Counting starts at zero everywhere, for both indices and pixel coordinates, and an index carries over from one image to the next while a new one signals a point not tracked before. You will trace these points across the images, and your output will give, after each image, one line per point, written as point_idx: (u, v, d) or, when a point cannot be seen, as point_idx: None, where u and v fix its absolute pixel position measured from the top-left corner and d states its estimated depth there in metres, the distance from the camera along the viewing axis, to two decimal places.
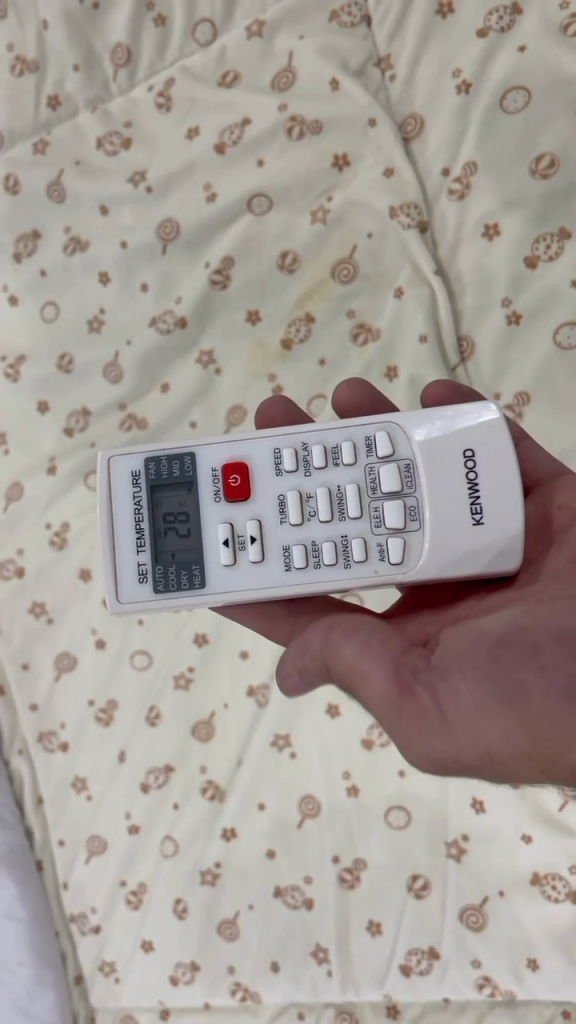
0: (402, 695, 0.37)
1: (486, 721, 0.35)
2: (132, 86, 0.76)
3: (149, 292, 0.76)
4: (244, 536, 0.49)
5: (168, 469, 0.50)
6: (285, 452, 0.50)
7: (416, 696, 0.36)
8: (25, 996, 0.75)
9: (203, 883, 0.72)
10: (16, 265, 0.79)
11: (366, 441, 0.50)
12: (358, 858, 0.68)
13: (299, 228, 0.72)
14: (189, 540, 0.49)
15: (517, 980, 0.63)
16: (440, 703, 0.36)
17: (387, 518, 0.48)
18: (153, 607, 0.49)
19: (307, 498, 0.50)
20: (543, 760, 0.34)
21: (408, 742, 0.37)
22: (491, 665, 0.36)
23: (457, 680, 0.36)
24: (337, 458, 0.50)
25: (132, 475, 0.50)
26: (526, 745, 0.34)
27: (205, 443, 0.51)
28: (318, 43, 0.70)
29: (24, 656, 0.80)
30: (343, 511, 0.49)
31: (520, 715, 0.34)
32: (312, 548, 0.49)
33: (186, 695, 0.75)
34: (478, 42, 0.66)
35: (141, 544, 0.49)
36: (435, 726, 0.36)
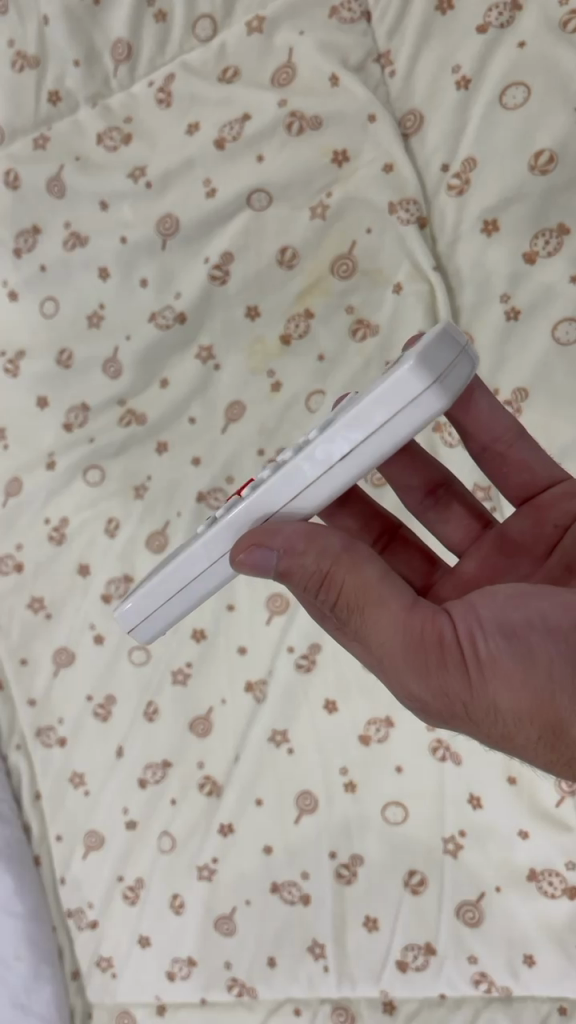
0: (420, 635, 0.38)
1: (499, 675, 0.36)
2: (132, 82, 0.77)
3: (148, 288, 0.77)
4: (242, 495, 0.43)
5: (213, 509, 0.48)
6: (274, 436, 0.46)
7: (438, 634, 0.38)
8: (22, 993, 0.73)
9: (200, 879, 0.72)
10: (16, 262, 0.79)
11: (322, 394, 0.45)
12: (355, 854, 0.68)
13: (298, 224, 0.72)
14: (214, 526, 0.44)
15: (514, 977, 0.62)
16: (461, 645, 0.37)
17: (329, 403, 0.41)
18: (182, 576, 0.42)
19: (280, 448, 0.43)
20: (543, 723, 0.36)
21: (417, 674, 0.37)
22: (509, 622, 0.37)
23: (478, 629, 0.37)
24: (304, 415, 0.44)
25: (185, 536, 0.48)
26: (529, 705, 0.36)
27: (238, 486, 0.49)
28: (318, 39, 0.70)
29: (23, 651, 0.81)
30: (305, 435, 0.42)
31: (534, 681, 0.36)
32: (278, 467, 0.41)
33: (183, 692, 0.75)
34: (477, 38, 0.65)
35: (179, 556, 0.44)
36: (451, 667, 0.37)
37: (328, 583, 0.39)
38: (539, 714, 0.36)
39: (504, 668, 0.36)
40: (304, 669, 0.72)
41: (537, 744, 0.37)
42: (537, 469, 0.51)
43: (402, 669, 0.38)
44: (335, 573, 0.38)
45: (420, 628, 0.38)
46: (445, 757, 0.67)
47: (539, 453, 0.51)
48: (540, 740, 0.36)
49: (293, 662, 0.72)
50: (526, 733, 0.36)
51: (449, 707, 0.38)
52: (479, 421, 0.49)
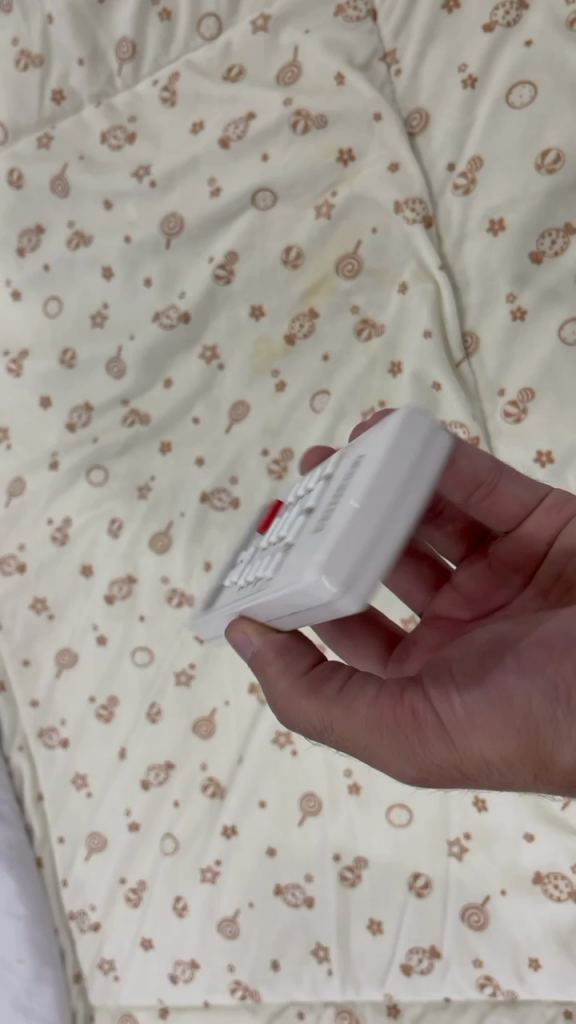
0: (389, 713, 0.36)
1: (482, 728, 0.34)
2: (137, 81, 0.76)
3: (152, 288, 0.76)
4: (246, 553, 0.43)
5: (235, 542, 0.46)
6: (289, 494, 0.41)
7: (408, 713, 0.36)
8: (24, 995, 0.73)
9: (203, 881, 0.72)
10: (19, 261, 0.79)
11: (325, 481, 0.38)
12: (360, 856, 0.68)
13: (302, 224, 0.72)
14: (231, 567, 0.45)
15: (518, 979, 0.62)
16: (433, 715, 0.35)
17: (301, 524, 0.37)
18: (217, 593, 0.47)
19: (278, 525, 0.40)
20: (540, 758, 0.33)
21: (397, 756, 0.36)
22: (484, 673, 0.35)
23: (450, 688, 0.35)
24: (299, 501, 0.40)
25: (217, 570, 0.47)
26: (518, 743, 0.33)
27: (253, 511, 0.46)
28: (324, 38, 0.70)
29: (25, 652, 0.81)
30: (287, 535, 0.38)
31: (515, 726, 0.33)
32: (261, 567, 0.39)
33: (187, 693, 0.75)
34: (484, 37, 0.65)
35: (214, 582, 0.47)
36: (429, 740, 0.35)
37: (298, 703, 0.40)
38: (527, 757, 0.33)
39: (485, 721, 0.34)
40: None
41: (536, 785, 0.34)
42: (527, 500, 0.48)
43: (381, 755, 0.37)
44: (304, 701, 0.39)
45: (390, 714, 0.36)
46: None
47: (527, 483, 0.48)
48: (539, 781, 0.34)
49: None
50: (522, 777, 0.34)
51: (444, 777, 0.36)
52: (458, 473, 0.46)
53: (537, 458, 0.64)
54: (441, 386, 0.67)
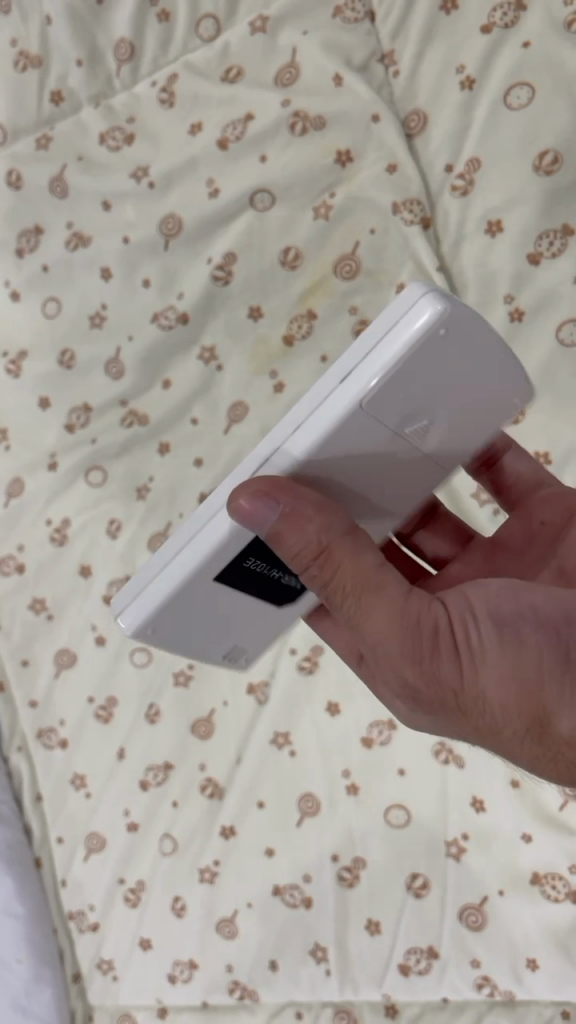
0: (422, 609, 0.38)
1: (491, 670, 0.36)
2: (135, 82, 0.76)
3: (151, 288, 0.76)
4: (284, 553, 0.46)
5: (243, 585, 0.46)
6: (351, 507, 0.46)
7: (433, 622, 0.38)
8: (22, 995, 0.74)
9: (201, 881, 0.72)
10: (19, 262, 0.79)
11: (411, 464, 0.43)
12: (358, 857, 0.68)
13: (301, 225, 0.72)
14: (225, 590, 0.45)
15: (516, 980, 0.62)
16: (444, 636, 0.37)
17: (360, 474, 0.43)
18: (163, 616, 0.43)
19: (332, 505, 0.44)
20: (535, 713, 0.36)
21: (404, 660, 0.38)
22: (498, 618, 0.37)
23: (468, 624, 0.37)
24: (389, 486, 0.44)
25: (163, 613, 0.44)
26: (520, 695, 0.36)
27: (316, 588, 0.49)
28: (322, 39, 0.70)
29: (25, 652, 0.81)
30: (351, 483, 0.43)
31: (524, 672, 0.36)
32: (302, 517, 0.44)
33: (185, 693, 0.75)
34: (481, 38, 0.65)
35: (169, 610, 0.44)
36: (443, 654, 0.37)
37: (325, 558, 0.38)
38: (527, 707, 0.36)
39: (492, 663, 0.36)
40: (305, 669, 0.72)
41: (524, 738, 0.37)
42: (522, 470, 0.55)
43: (388, 655, 0.38)
44: (342, 552, 0.38)
45: (415, 615, 0.38)
46: (448, 761, 0.67)
47: (525, 460, 0.55)
48: (527, 733, 0.37)
49: (296, 663, 0.73)
50: (513, 725, 0.37)
51: (438, 696, 0.38)
52: None
53: (535, 459, 0.64)
54: None
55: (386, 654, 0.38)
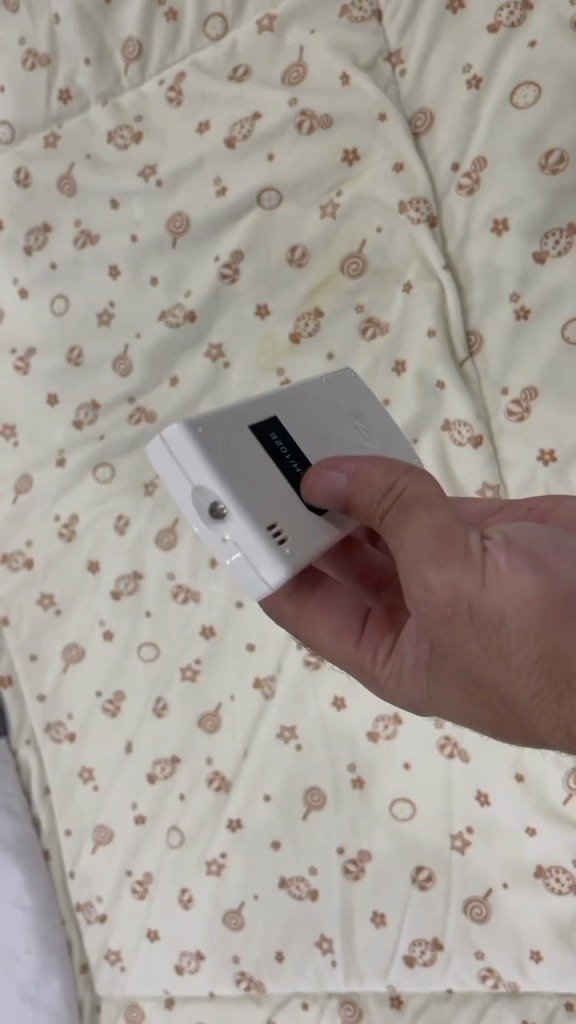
0: (451, 530, 0.36)
1: (515, 585, 0.33)
2: (143, 80, 0.77)
3: (158, 287, 0.77)
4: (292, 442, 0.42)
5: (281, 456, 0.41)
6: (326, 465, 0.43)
7: (461, 539, 0.35)
8: (31, 985, 0.73)
9: (208, 874, 0.72)
10: (27, 259, 0.80)
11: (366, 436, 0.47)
12: (363, 850, 0.69)
13: (308, 224, 0.73)
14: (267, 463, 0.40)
15: (521, 972, 0.63)
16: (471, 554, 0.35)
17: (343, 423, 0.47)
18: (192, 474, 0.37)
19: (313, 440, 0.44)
20: (547, 646, 0.33)
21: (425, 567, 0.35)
22: (538, 557, 0.35)
23: (504, 544, 0.35)
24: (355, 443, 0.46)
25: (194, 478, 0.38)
26: (538, 619, 0.33)
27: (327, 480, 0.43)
28: (329, 39, 0.70)
29: (33, 647, 0.82)
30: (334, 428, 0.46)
31: (549, 600, 0.33)
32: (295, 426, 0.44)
33: (192, 687, 0.76)
34: (488, 38, 0.65)
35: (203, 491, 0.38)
36: (466, 568, 0.34)
37: (388, 489, 0.38)
38: (544, 636, 0.33)
39: (522, 585, 0.34)
40: (312, 663, 0.73)
41: (534, 674, 0.34)
42: None
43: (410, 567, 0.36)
44: (402, 482, 0.38)
45: (447, 532, 0.36)
46: (453, 755, 0.67)
47: None
48: (537, 669, 0.33)
49: (302, 657, 0.73)
50: (526, 655, 0.33)
51: (450, 602, 0.35)
52: None
53: (540, 456, 0.65)
54: (445, 385, 0.68)
55: (404, 569, 0.36)
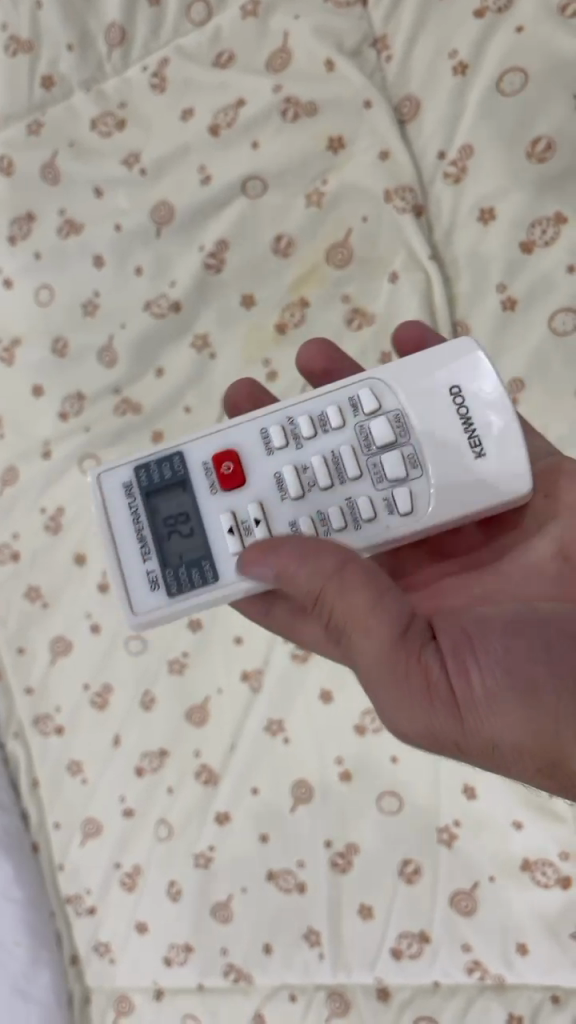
0: (405, 668, 0.39)
1: (491, 716, 0.37)
2: (126, 66, 0.75)
3: (143, 275, 0.75)
4: (248, 519, 0.49)
5: (159, 473, 0.50)
6: (286, 474, 0.49)
7: (423, 670, 0.39)
8: (21, 978, 0.75)
9: (196, 866, 0.73)
10: (11, 249, 0.78)
11: (349, 503, 0.48)
12: (350, 842, 0.69)
13: (293, 213, 0.72)
14: (193, 535, 0.49)
15: (507, 964, 0.63)
16: (447, 685, 0.39)
17: (388, 471, 0.48)
18: (166, 614, 0.48)
19: (304, 473, 0.49)
20: (540, 756, 0.37)
21: (424, 703, 0.39)
22: (523, 671, 0.37)
23: (472, 665, 0.38)
24: (356, 519, 0.48)
25: (125, 487, 0.50)
26: (526, 739, 0.37)
27: (193, 441, 0.51)
28: (313, 24, 0.70)
29: (21, 640, 0.81)
30: (357, 521, 0.48)
31: (534, 708, 0.37)
32: (319, 518, 0.48)
33: (180, 679, 0.76)
34: (475, 23, 0.65)
35: (146, 551, 0.49)
36: (435, 708, 0.39)
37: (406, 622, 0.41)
38: (533, 747, 0.37)
39: (504, 708, 0.37)
40: (299, 657, 0.73)
41: (537, 769, 0.38)
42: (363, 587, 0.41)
43: (394, 697, 0.40)
44: (359, 638, 0.41)
45: (404, 664, 0.39)
46: None
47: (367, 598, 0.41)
48: (539, 769, 0.38)
49: (289, 651, 0.73)
50: (525, 763, 0.38)
51: (439, 742, 0.40)
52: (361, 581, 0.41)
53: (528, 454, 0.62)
54: None
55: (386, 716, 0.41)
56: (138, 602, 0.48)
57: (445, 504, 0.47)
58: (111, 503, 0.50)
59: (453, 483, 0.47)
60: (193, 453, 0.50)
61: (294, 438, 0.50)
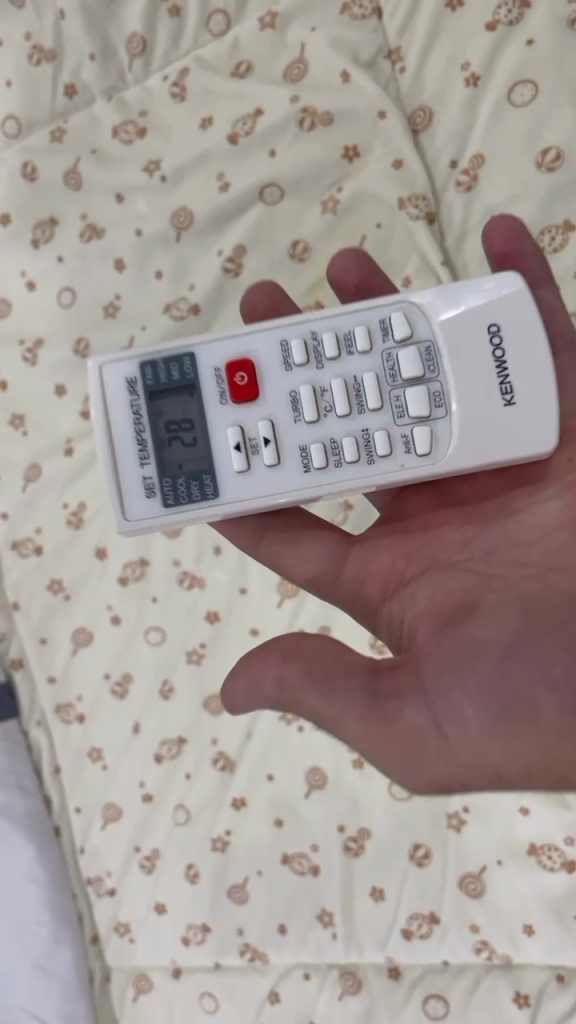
0: (390, 721, 0.40)
1: (487, 741, 0.39)
2: (147, 75, 0.78)
3: (163, 280, 0.78)
4: (257, 440, 0.50)
5: (166, 375, 0.51)
6: (303, 395, 0.50)
7: (408, 721, 0.40)
8: (42, 955, 0.77)
9: (213, 849, 0.75)
10: (34, 252, 0.80)
11: (364, 437, 0.50)
12: (363, 828, 0.72)
13: (309, 219, 0.74)
14: (195, 448, 0.50)
15: (513, 945, 0.66)
16: (437, 724, 0.40)
17: (411, 408, 0.50)
18: (160, 521, 0.50)
19: (321, 393, 0.51)
20: (545, 771, 0.38)
21: (418, 753, 0.40)
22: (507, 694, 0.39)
23: (457, 698, 0.40)
24: (371, 451, 0.50)
25: (128, 381, 0.50)
26: (530, 758, 0.38)
27: (202, 343, 0.51)
28: (330, 36, 0.72)
29: (43, 631, 0.83)
30: (371, 452, 0.50)
31: (526, 727, 0.38)
32: (332, 446, 0.50)
33: (197, 670, 0.78)
34: (487, 36, 0.67)
35: (144, 455, 0.50)
36: (431, 754, 0.39)
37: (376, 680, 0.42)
38: (537, 763, 0.38)
39: (494, 732, 0.39)
40: None
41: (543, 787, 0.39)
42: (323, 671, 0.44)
43: (390, 757, 0.40)
44: (338, 712, 0.42)
45: (391, 719, 0.40)
46: None
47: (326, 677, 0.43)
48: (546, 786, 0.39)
49: None
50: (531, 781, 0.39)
51: (442, 787, 0.40)
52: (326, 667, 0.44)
53: None
54: None
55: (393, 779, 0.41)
56: (131, 506, 0.50)
57: (463, 441, 0.49)
58: (112, 398, 0.50)
59: (473, 418, 0.49)
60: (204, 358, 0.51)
61: (315, 358, 0.51)
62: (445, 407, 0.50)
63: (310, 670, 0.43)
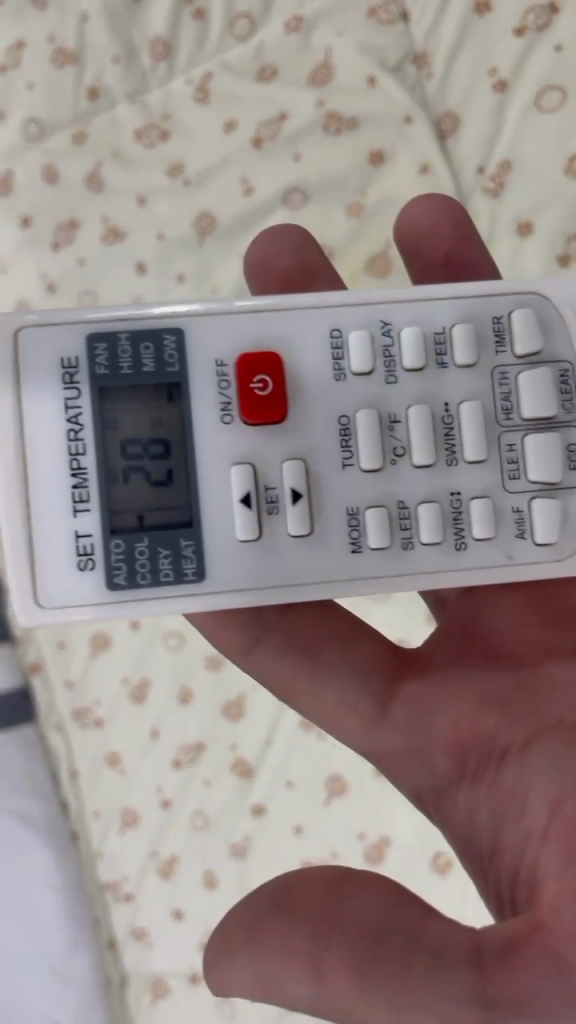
0: None
1: None
2: (170, 78, 0.77)
3: (185, 283, 0.77)
4: (283, 491, 0.43)
5: (127, 368, 0.42)
6: (361, 430, 0.43)
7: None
8: (59, 961, 0.78)
9: (232, 857, 0.76)
10: (54, 254, 0.79)
11: (451, 502, 0.43)
12: (383, 835, 0.72)
13: (333, 222, 0.73)
14: (161, 488, 0.42)
15: None
16: None
17: (530, 467, 0.44)
18: (97, 599, 0.41)
19: (388, 426, 0.44)
20: None
21: None
22: None
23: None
24: (461, 523, 0.43)
25: (66, 370, 0.42)
26: None
27: (194, 322, 0.43)
28: (356, 41, 0.72)
29: (61, 635, 0.83)
30: (463, 526, 0.43)
31: None
32: (405, 515, 0.43)
33: (216, 676, 0.78)
34: (515, 40, 0.68)
35: (84, 499, 0.41)
36: None
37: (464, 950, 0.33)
38: None
39: None
40: None
41: None
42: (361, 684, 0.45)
43: None
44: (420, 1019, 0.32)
45: None
46: None
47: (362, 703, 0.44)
48: None
49: None
50: None
51: None
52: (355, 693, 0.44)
53: None
54: None
55: None
56: (44, 587, 0.41)
57: None
58: (39, 412, 0.41)
59: None
60: (193, 338, 0.43)
61: (384, 363, 0.44)
62: (571, 467, 0.44)
63: (381, 953, 0.33)
